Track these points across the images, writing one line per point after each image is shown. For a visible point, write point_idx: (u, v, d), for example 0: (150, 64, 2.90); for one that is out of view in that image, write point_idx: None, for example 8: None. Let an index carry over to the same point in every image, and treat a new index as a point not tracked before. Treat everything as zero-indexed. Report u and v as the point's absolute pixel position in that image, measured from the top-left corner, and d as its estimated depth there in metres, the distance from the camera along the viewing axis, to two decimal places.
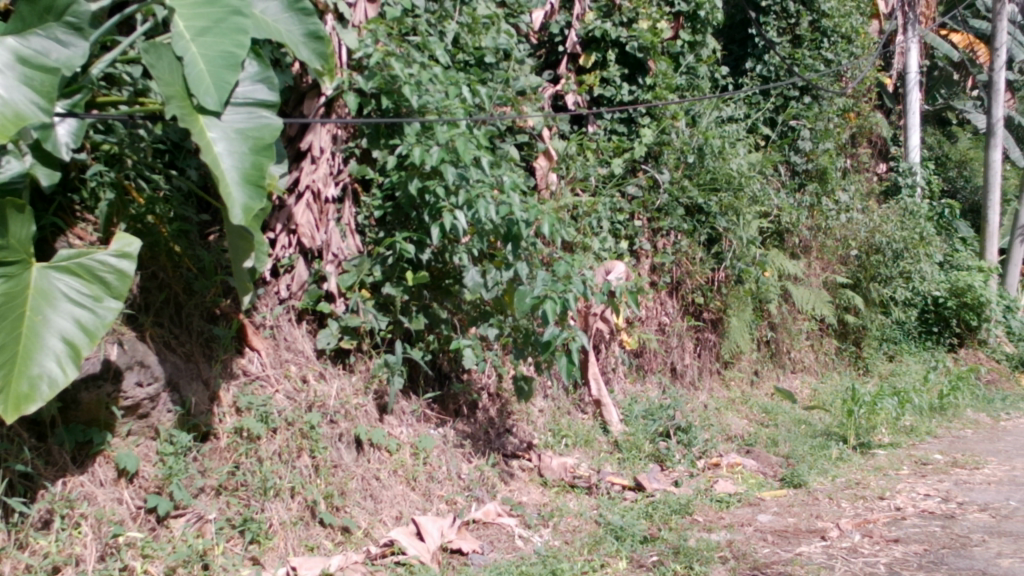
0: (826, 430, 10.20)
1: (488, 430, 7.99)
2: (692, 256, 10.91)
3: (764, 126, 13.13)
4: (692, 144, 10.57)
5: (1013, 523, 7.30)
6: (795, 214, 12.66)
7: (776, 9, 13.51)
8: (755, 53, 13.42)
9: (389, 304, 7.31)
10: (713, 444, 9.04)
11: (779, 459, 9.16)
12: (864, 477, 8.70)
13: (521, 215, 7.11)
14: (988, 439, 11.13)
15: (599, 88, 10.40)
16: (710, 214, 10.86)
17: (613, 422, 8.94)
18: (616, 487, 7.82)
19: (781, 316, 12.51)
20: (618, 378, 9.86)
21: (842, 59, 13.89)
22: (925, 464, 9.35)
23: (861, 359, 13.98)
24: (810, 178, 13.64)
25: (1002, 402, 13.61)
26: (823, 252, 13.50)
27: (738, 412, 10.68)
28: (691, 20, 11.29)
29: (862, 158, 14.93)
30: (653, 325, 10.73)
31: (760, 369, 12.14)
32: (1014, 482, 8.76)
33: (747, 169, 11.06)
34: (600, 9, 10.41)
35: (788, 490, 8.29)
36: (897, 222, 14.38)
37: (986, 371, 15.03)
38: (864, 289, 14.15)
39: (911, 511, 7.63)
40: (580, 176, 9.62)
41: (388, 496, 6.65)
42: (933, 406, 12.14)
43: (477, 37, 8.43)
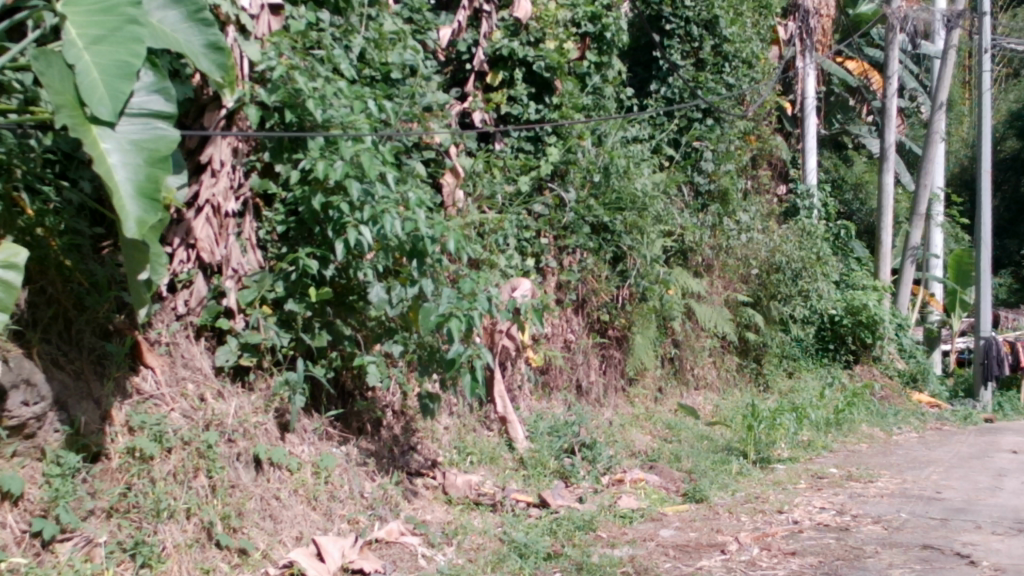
0: (727, 445, 10.41)
1: (392, 448, 7.93)
2: (598, 274, 11.04)
3: (668, 147, 13.40)
4: (597, 164, 10.72)
5: (904, 534, 7.52)
6: (697, 233, 12.87)
7: (680, 33, 13.86)
8: (659, 75, 13.75)
9: (291, 320, 7.19)
10: (618, 460, 9.16)
11: (681, 475, 9.30)
12: (763, 491, 8.89)
13: (426, 232, 7.09)
14: (882, 453, 11.50)
15: (506, 106, 10.46)
16: (615, 232, 11.02)
17: (519, 439, 8.94)
18: (521, 504, 7.82)
19: (684, 334, 12.74)
20: (523, 395, 9.87)
21: (743, 83, 14.24)
22: (821, 478, 9.60)
23: (761, 375, 14.31)
24: (713, 199, 13.93)
25: (895, 418, 14.07)
26: (725, 271, 13.79)
27: (641, 429, 10.81)
28: (598, 41, 11.51)
29: (763, 180, 15.31)
30: (559, 342, 10.75)
31: (664, 386, 12.31)
32: (904, 494, 9.06)
33: (651, 189, 11.27)
34: (508, 27, 10.46)
35: (690, 504, 8.43)
36: (795, 242, 14.81)
37: (879, 388, 15.55)
38: (764, 306, 14.48)
39: (808, 524, 7.82)
40: (487, 193, 9.64)
41: (288, 516, 6.50)
42: (829, 421, 12.49)
43: (383, 53, 8.47)
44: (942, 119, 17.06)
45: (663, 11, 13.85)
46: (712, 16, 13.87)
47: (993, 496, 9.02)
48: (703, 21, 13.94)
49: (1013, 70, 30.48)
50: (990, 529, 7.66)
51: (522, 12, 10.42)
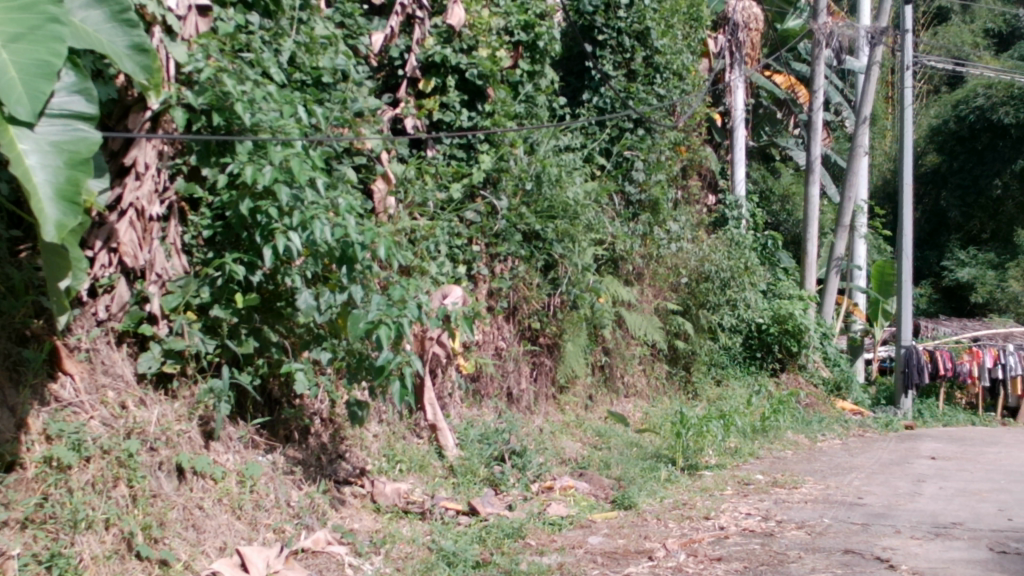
0: (656, 452, 10.52)
1: (320, 456, 7.86)
2: (529, 282, 11.05)
3: (600, 156, 13.54)
4: (529, 172, 10.81)
5: (826, 539, 7.66)
6: (628, 243, 12.97)
7: (612, 43, 14.00)
8: (591, 85, 13.88)
9: (217, 327, 7.10)
10: (548, 467, 9.19)
11: (611, 482, 9.37)
12: (690, 498, 8.99)
13: (356, 238, 7.04)
14: (806, 460, 11.74)
15: (438, 112, 10.44)
16: (546, 240, 11.04)
17: (449, 447, 8.91)
18: (451, 512, 7.78)
19: (615, 341, 12.83)
20: (454, 403, 9.85)
21: (673, 94, 14.44)
22: (747, 484, 9.75)
23: (690, 384, 14.51)
24: (644, 208, 14.05)
25: (819, 425, 14.36)
26: (655, 279, 13.96)
27: (572, 436, 10.85)
28: (530, 50, 11.61)
29: (692, 190, 15.53)
30: (490, 350, 10.73)
31: (595, 394, 12.39)
32: (827, 500, 9.24)
33: (582, 198, 11.34)
34: (441, 34, 10.48)
35: (619, 511, 8.49)
36: (724, 251, 15.03)
37: (805, 396, 15.86)
38: (693, 315, 14.68)
39: (734, 530, 7.93)
40: (418, 201, 9.66)
41: (211, 526, 6.38)
42: (755, 428, 12.67)
43: (314, 57, 8.44)
44: (865, 133, 17.48)
45: (596, 22, 13.98)
46: (643, 28, 14.03)
47: (912, 501, 9.26)
48: (636, 32, 14.11)
49: (933, 86, 31.38)
50: (909, 533, 7.86)
51: (456, 19, 10.42)
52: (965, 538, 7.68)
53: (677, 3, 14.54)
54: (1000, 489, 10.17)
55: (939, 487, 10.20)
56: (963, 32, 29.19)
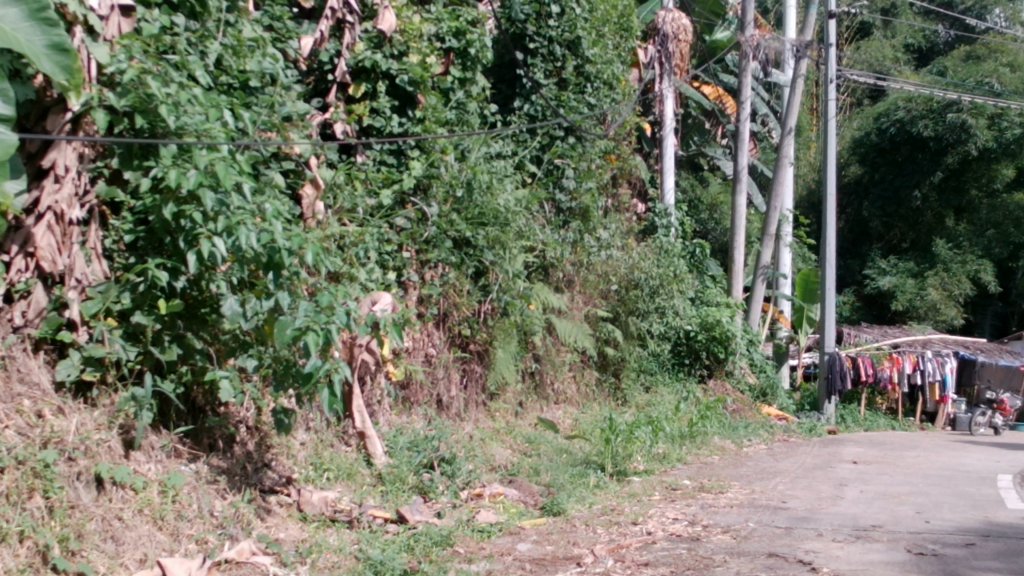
0: (585, 459, 10.59)
1: (245, 465, 7.76)
2: (460, 289, 11.02)
3: (531, 164, 13.61)
4: (460, 178, 10.80)
5: (751, 543, 7.77)
6: (559, 249, 13.03)
7: (543, 52, 14.08)
8: (523, 93, 13.97)
9: (139, 333, 6.96)
10: (477, 475, 9.16)
11: (540, 488, 9.40)
12: (618, 503, 9.06)
13: (283, 244, 6.93)
14: (732, 465, 11.91)
15: (368, 118, 10.43)
16: (477, 247, 11.05)
17: (377, 454, 8.88)
18: (379, 520, 7.73)
19: (545, 348, 12.88)
20: (383, 410, 9.77)
21: (604, 103, 14.54)
22: (674, 490, 9.87)
23: (620, 390, 14.67)
24: (574, 216, 14.20)
25: (745, 430, 14.61)
26: (585, 286, 14.06)
27: (502, 442, 10.84)
28: (462, 57, 11.62)
29: (623, 199, 15.68)
30: (420, 356, 10.68)
31: (525, 400, 12.40)
32: (752, 504, 9.40)
33: (513, 205, 11.34)
34: (371, 39, 10.46)
35: (548, 517, 8.52)
36: (654, 259, 15.21)
37: (731, 401, 16.13)
38: (623, 322, 14.88)
39: (661, 535, 8.00)
40: (348, 206, 9.60)
41: (131, 537, 6.21)
42: (683, 433, 12.84)
43: (241, 60, 8.33)
44: (790, 144, 17.82)
45: (527, 29, 13.99)
46: (574, 37, 14.13)
47: (834, 505, 9.45)
48: (566, 41, 14.20)
49: (855, 99, 32.16)
50: (831, 536, 8.02)
51: (387, 24, 10.40)
52: (884, 540, 7.87)
53: (608, 12, 14.69)
54: (917, 492, 10.45)
55: (860, 490, 10.44)
56: (884, 47, 29.98)
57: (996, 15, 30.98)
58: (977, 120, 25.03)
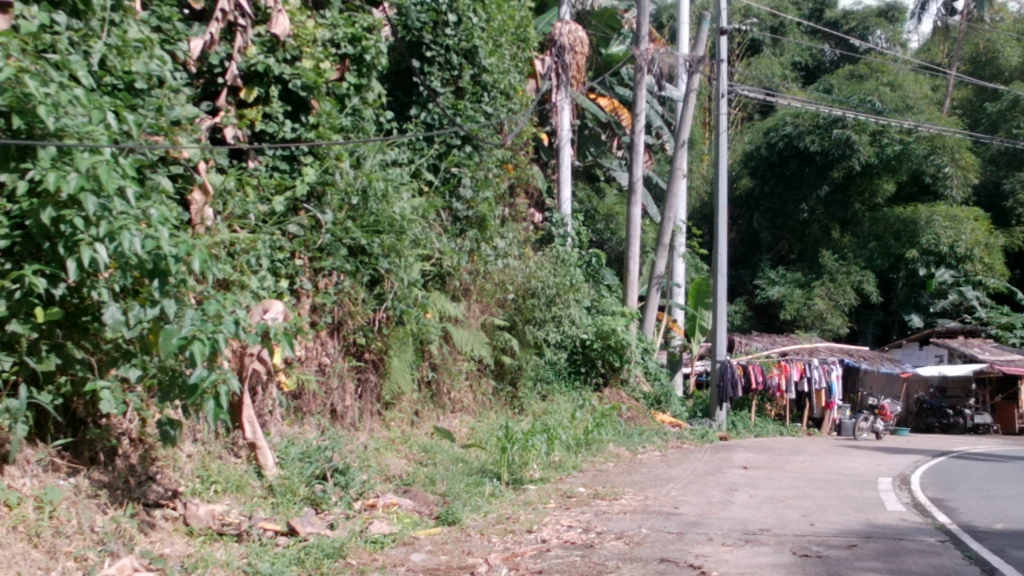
0: (481, 467, 10.57)
1: (128, 478, 7.52)
2: (354, 297, 10.91)
3: (427, 172, 13.59)
4: (355, 186, 10.74)
5: (643, 549, 7.87)
6: (455, 258, 13.00)
7: (440, 60, 14.10)
8: (419, 101, 13.97)
9: (14, 342, 6.67)
10: (371, 485, 9.05)
11: (436, 498, 9.35)
12: (514, 512, 9.08)
13: (169, 250, 6.76)
14: (626, 472, 12.08)
15: (260, 123, 10.26)
16: (372, 255, 10.95)
17: (268, 466, 8.69)
18: (268, 533, 7.55)
19: (441, 356, 12.84)
20: (274, 420, 9.57)
21: (501, 112, 14.53)
22: (569, 497, 9.95)
23: (516, 399, 14.76)
24: (471, 224, 14.17)
25: (639, 437, 14.85)
26: (482, 295, 14.05)
27: (397, 452, 10.69)
28: (357, 63, 11.55)
29: (520, 208, 15.82)
30: (313, 366, 10.45)
31: (421, 409, 12.30)
32: (645, 510, 9.53)
33: (410, 213, 11.26)
34: (264, 44, 10.36)
35: (442, 527, 8.48)
36: (550, 269, 15.36)
37: (626, 409, 16.37)
38: (519, 330, 15.00)
39: (555, 543, 8.03)
40: (238, 213, 9.48)
41: (4, 555, 5.88)
42: (579, 441, 12.96)
43: (127, 61, 8.10)
44: (684, 157, 18.16)
45: (423, 37, 13.96)
46: (471, 46, 14.17)
47: (724, 510, 9.64)
48: (463, 50, 14.22)
49: (746, 114, 33.11)
50: (721, 540, 8.18)
51: (280, 28, 10.23)
52: (771, 543, 8.06)
53: (505, 23, 14.82)
54: (803, 496, 10.76)
55: (749, 495, 10.70)
56: (773, 64, 30.94)
57: (878, 36, 32.37)
58: (860, 136, 26.02)
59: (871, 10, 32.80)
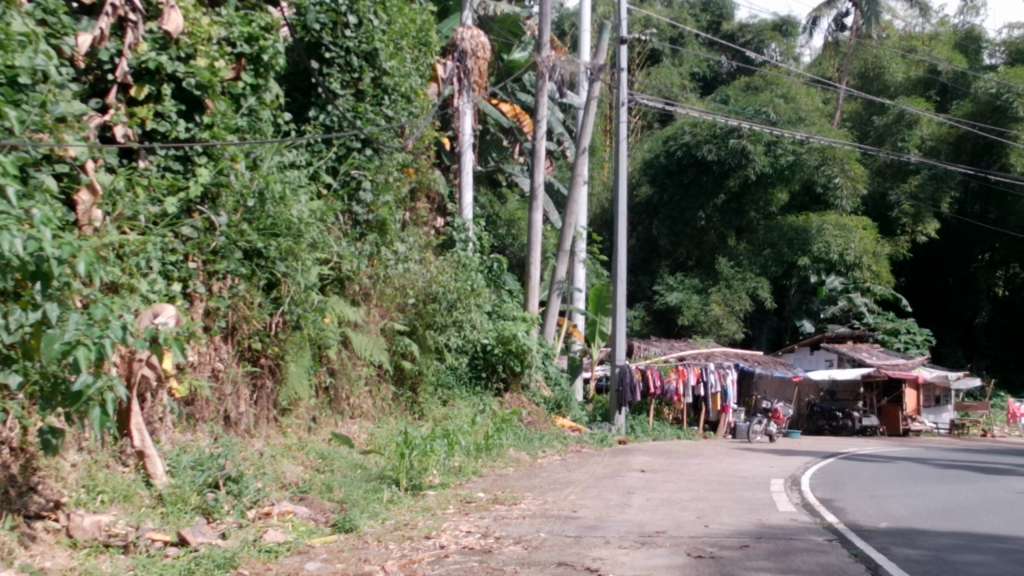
0: (380, 473, 10.46)
1: (7, 489, 7.21)
2: (250, 301, 10.72)
3: (326, 174, 13.53)
4: (251, 188, 10.60)
5: (541, 553, 7.90)
6: (354, 262, 12.86)
7: (340, 62, 13.93)
8: (318, 103, 13.84)
9: None
10: (266, 493, 8.85)
11: (333, 505, 9.21)
12: (412, 518, 9.02)
13: (52, 252, 6.44)
14: (526, 476, 12.13)
15: (151, 122, 10.03)
16: (268, 258, 10.83)
17: (157, 475, 8.46)
18: (157, 544, 7.34)
19: (340, 362, 12.67)
20: (165, 428, 9.30)
21: (402, 116, 14.46)
22: (468, 502, 9.94)
23: (417, 404, 14.65)
24: (371, 228, 14.17)
25: (540, 441, 14.94)
26: (382, 299, 13.95)
27: (294, 459, 10.46)
28: (254, 63, 11.40)
29: (420, 212, 15.90)
30: (206, 372, 10.18)
31: (319, 415, 12.09)
32: (544, 515, 9.58)
33: (307, 216, 11.21)
34: (156, 40, 10.07)
35: (339, 535, 8.35)
36: (451, 273, 15.36)
37: (527, 413, 16.43)
38: (420, 336, 14.84)
39: (453, 548, 8.00)
40: (128, 214, 9.27)
41: None
42: (479, 446, 12.96)
43: (11, 55, 7.74)
44: (584, 163, 18.36)
45: (323, 39, 13.80)
46: (371, 48, 14.04)
47: (621, 513, 9.76)
48: (363, 52, 14.09)
49: (646, 122, 33.72)
50: (618, 542, 8.28)
51: (173, 25, 10.07)
52: (666, 545, 8.19)
53: (406, 26, 14.75)
54: (698, 498, 10.98)
55: (646, 498, 10.85)
56: (672, 74, 31.58)
57: (772, 49, 33.30)
58: (755, 146, 26.79)
59: (766, 24, 33.77)
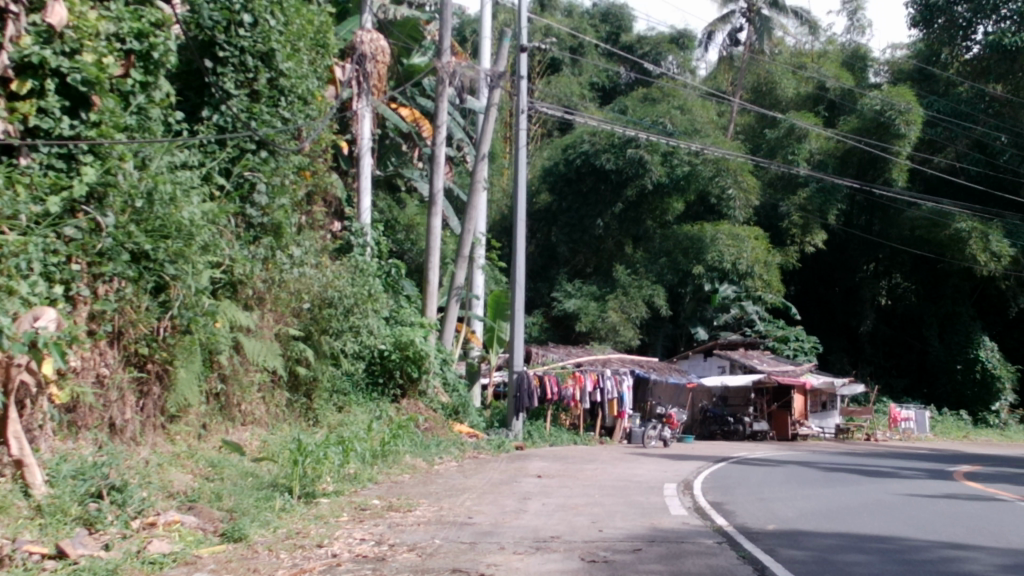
0: (272, 482, 10.25)
1: None
2: (136, 305, 10.42)
3: (219, 176, 13.30)
4: (140, 188, 10.35)
5: (436, 560, 7.86)
6: (248, 266, 12.61)
7: (235, 61, 13.68)
8: (211, 102, 13.57)
9: None
10: (152, 502, 8.59)
11: (222, 514, 8.98)
12: (304, 526, 8.88)
13: None
14: (422, 483, 12.07)
15: (34, 118, 9.68)
16: (157, 260, 10.50)
17: (36, 485, 8.12)
18: (35, 557, 7.01)
19: (232, 368, 12.41)
20: (45, 436, 8.95)
21: (298, 118, 14.39)
22: (363, 510, 9.84)
23: (312, 411, 14.44)
24: (266, 231, 13.98)
25: (437, 448, 14.91)
26: (277, 304, 13.74)
27: (181, 467, 10.15)
28: (144, 60, 11.22)
29: (316, 216, 15.77)
30: (90, 378, 9.81)
31: (208, 422, 11.78)
32: (440, 521, 9.55)
33: (199, 219, 10.99)
34: (39, 34, 9.70)
35: (228, 544, 8.15)
36: (348, 278, 15.29)
37: (424, 420, 16.34)
38: (315, 341, 14.69)
39: (346, 557, 7.90)
40: (9, 213, 8.91)
41: None
42: (375, 453, 12.84)
43: None
44: (484, 169, 18.40)
45: (216, 38, 13.50)
46: (267, 49, 13.78)
47: (516, 519, 9.80)
48: (259, 52, 13.82)
49: (546, 130, 34.11)
50: (512, 548, 8.29)
51: (57, 19, 9.70)
52: (560, 550, 8.25)
53: (303, 27, 14.54)
54: (593, 503, 11.11)
55: (542, 503, 10.91)
56: (572, 84, 32.02)
57: (669, 62, 34.08)
58: (652, 156, 27.27)
59: (663, 36, 34.48)
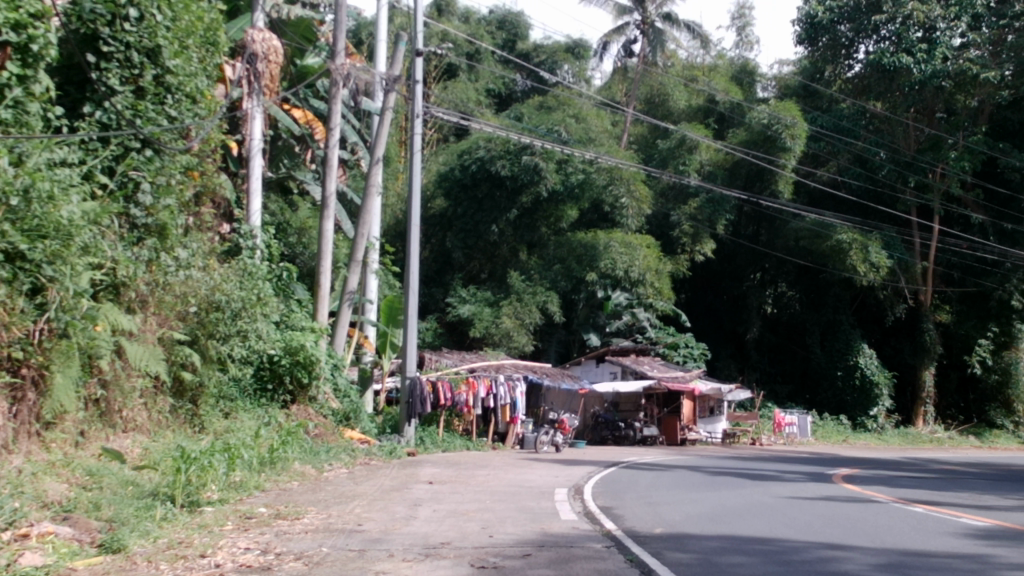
0: (153, 490, 9.93)
1: None
2: (10, 307, 9.92)
3: (100, 174, 12.91)
4: (15, 185, 10.02)
5: (323, 569, 7.73)
6: (131, 268, 12.27)
7: (119, 57, 13.29)
8: (94, 98, 13.15)
9: None
10: (23, 513, 8.26)
11: (100, 524, 8.67)
12: (187, 536, 8.63)
13: None
14: (311, 490, 11.89)
15: None
16: (33, 261, 10.16)
17: None
18: None
19: (113, 373, 12.01)
20: None
21: (186, 117, 13.94)
22: (248, 518, 9.62)
23: (197, 417, 14.09)
24: (150, 232, 13.61)
25: (326, 454, 14.75)
26: (161, 307, 13.30)
27: (58, 476, 9.74)
28: (21, 51, 10.83)
29: (204, 217, 15.45)
30: None
31: (87, 429, 11.36)
32: (328, 529, 9.41)
33: (78, 218, 10.76)
34: None
35: (105, 555, 7.86)
36: (236, 281, 14.98)
37: (313, 426, 16.09)
38: (201, 346, 14.23)
39: (229, 567, 7.70)
40: None
41: None
42: (263, 460, 12.61)
43: None
44: (378, 173, 18.27)
45: (99, 31, 13.17)
46: (153, 45, 13.42)
47: (406, 525, 9.72)
48: (145, 48, 13.44)
49: (442, 135, 34.07)
50: (401, 556, 8.23)
51: None
52: (450, 556, 8.23)
53: (192, 24, 14.14)
54: (484, 509, 11.10)
55: (432, 509, 10.86)
56: (468, 90, 32.08)
57: (564, 71, 34.40)
58: (547, 164, 27.49)
59: (559, 45, 34.85)
